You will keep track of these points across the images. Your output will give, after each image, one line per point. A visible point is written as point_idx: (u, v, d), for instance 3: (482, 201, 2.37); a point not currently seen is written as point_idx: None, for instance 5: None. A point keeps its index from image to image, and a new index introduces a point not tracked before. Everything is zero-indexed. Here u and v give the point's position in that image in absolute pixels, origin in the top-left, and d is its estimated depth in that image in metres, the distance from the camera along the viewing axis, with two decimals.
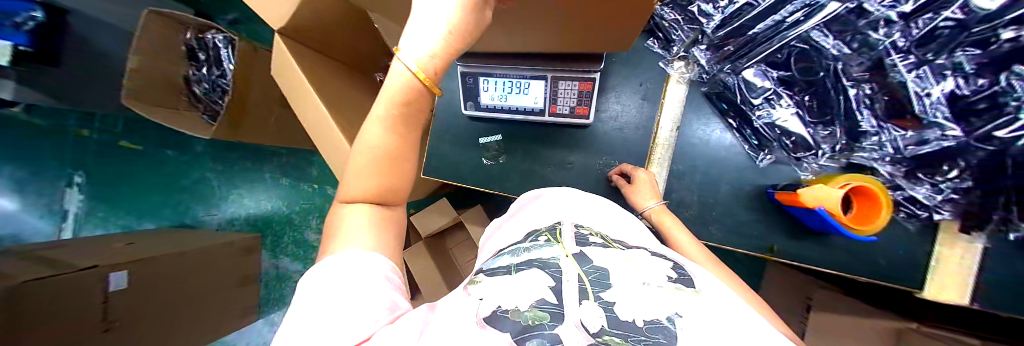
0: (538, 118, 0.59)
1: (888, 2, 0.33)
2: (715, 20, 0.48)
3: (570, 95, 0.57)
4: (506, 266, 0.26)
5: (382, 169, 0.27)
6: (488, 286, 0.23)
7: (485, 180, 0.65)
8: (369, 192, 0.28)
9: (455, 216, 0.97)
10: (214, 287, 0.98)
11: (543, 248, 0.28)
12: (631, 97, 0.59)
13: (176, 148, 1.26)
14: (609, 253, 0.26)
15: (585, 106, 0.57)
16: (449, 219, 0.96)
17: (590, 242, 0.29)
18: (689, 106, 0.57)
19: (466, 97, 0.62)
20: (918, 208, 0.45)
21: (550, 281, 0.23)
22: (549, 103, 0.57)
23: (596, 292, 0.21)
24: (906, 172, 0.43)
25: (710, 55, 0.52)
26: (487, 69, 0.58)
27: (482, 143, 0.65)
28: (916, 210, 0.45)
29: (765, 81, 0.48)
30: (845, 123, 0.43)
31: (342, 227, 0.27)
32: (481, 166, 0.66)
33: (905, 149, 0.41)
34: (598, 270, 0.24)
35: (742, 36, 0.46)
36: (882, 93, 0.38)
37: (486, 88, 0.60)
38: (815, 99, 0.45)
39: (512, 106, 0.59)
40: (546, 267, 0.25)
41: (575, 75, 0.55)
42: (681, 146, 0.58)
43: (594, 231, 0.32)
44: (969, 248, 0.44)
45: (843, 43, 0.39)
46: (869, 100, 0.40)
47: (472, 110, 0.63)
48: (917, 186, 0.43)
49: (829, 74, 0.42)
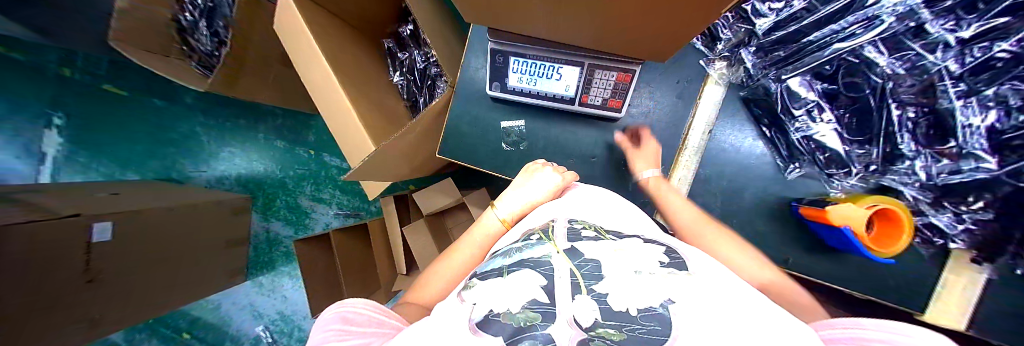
0: (565, 106, 0.56)
1: (949, 25, 0.33)
2: (766, 23, 0.46)
3: (605, 86, 0.53)
4: (498, 269, 0.24)
5: (449, 282, 0.43)
6: (483, 290, 0.21)
7: (502, 166, 0.63)
8: (435, 295, 0.42)
9: (458, 197, 0.94)
10: (200, 248, 0.95)
11: (536, 246, 0.26)
12: (666, 94, 0.57)
13: (165, 97, 1.18)
14: (599, 245, 0.25)
15: (618, 99, 0.54)
16: (451, 199, 0.94)
17: (582, 236, 0.28)
18: (726, 112, 0.55)
19: (493, 77, 0.58)
20: (934, 235, 0.45)
21: (542, 280, 0.21)
22: (581, 92, 0.54)
23: (587, 285, 0.20)
24: (928, 196, 0.43)
25: (756, 59, 0.49)
26: (520, 49, 0.54)
27: (504, 126, 0.63)
28: (933, 237, 0.45)
29: (811, 92, 0.45)
30: (885, 143, 0.42)
31: (414, 297, 0.43)
32: (498, 150, 0.63)
33: (937, 176, 0.40)
34: (590, 263, 0.22)
35: (795, 42, 0.45)
36: (931, 116, 0.38)
37: (515, 70, 0.56)
38: (856, 116, 0.44)
39: (540, 91, 0.56)
40: (536, 266, 0.22)
41: (611, 66, 0.51)
42: (710, 152, 0.56)
43: (588, 224, 0.32)
44: (969, 275, 0.45)
45: (896, 61, 0.38)
46: (921, 122, 0.39)
47: (497, 92, 0.59)
48: (943, 215, 0.43)
49: (874, 92, 0.41)
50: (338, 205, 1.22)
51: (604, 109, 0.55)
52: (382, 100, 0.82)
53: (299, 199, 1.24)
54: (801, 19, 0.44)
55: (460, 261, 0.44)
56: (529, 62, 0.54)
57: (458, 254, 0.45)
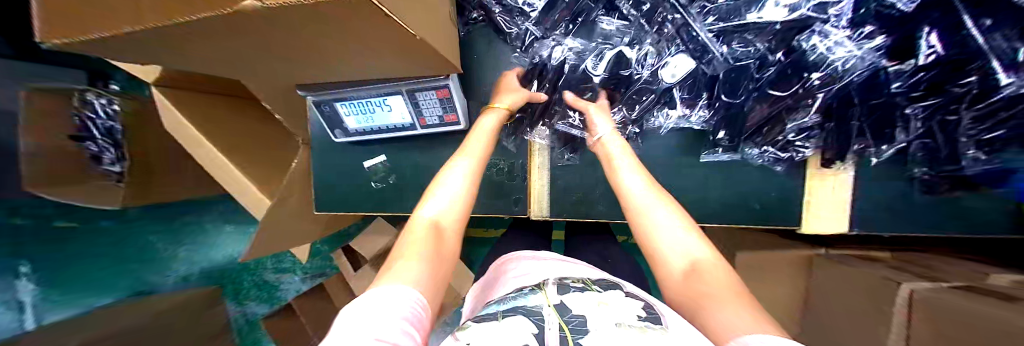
0: (410, 134, 0.46)
1: (875, 47, 0.28)
2: (644, 76, 0.38)
3: (432, 106, 0.42)
4: (492, 313, 0.20)
5: (439, 249, 0.25)
6: (475, 331, 0.16)
7: (375, 208, 0.51)
8: (449, 219, 0.28)
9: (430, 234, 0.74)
10: (180, 343, 0.63)
11: (527, 297, 0.22)
12: (432, 109, 0.42)
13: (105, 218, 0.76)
14: (581, 297, 0.20)
15: (452, 114, 0.43)
16: None
17: (569, 287, 0.23)
18: (482, 79, 0.47)
19: (330, 125, 0.46)
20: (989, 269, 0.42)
21: (533, 327, 0.16)
22: (415, 116, 0.43)
23: (575, 339, 0.14)
24: (793, 149, 0.39)
25: (709, 116, 0.40)
26: (337, 95, 0.41)
27: (365, 167, 0.50)
28: None
29: (768, 157, 0.41)
30: (873, 141, 0.36)
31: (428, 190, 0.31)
32: (367, 191, 0.51)
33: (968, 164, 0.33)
34: (577, 318, 0.17)
35: (671, 95, 0.40)
36: (787, 73, 0.32)
37: (348, 113, 0.44)
38: (828, 138, 0.37)
39: (383, 126, 0.44)
40: (529, 314, 0.18)
41: (426, 83, 0.38)
42: (564, 196, 0.49)
43: (576, 278, 0.26)
44: (911, 178, 0.41)
45: (807, 134, 0.37)
46: (753, 62, 0.33)
47: (345, 138, 0.47)
48: (799, 138, 0.37)
49: (861, 123, 0.35)
50: (304, 269, 0.94)
51: (445, 127, 0.45)
52: (228, 170, 0.50)
53: (268, 270, 0.92)
54: (509, 47, 0.45)
55: (461, 190, 0.30)
56: (354, 104, 0.42)
57: (454, 173, 0.31)
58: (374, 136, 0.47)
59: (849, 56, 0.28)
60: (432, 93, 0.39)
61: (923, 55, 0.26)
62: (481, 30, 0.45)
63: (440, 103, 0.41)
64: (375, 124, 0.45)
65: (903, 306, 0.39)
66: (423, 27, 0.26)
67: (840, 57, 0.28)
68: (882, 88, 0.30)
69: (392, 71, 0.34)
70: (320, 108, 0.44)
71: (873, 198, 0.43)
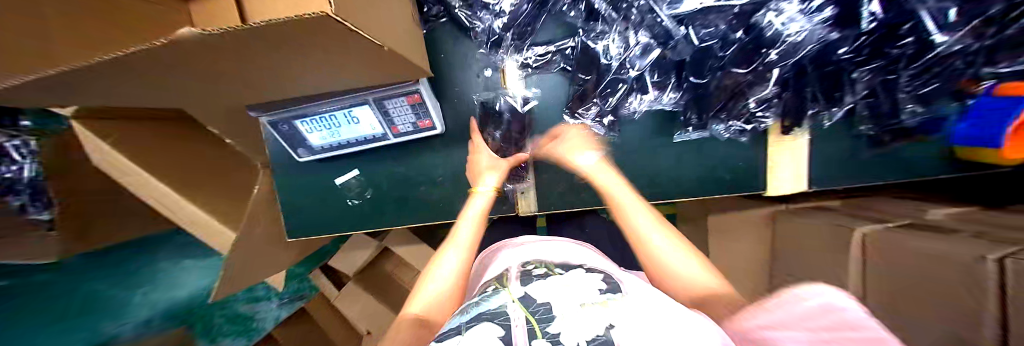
0: (382, 144, 0.43)
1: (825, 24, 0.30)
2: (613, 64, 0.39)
3: (403, 113, 0.40)
4: (457, 325, 0.19)
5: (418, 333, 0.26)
6: None
7: (353, 224, 0.49)
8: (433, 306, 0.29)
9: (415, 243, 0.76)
10: None
11: (491, 298, 0.21)
12: (404, 115, 0.40)
13: None
14: (544, 285, 0.20)
15: (425, 119, 0.42)
16: None
17: (533, 276, 0.23)
18: (454, 79, 0.45)
19: (292, 144, 0.43)
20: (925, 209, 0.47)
21: (499, 330, 0.16)
22: (386, 125, 0.41)
23: (543, 328, 0.15)
24: (756, 120, 0.41)
25: (677, 98, 0.41)
26: (295, 109, 0.38)
27: (338, 184, 0.47)
28: None
29: (732, 131, 0.43)
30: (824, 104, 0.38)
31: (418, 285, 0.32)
32: (343, 208, 0.48)
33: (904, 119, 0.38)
34: (544, 305, 0.18)
35: (639, 80, 0.40)
36: (748, 49, 0.33)
37: (311, 129, 0.41)
38: (785, 107, 0.40)
39: (352, 139, 0.42)
40: (494, 317, 0.18)
41: (393, 90, 0.36)
42: (549, 189, 0.50)
43: (540, 264, 0.26)
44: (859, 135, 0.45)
45: (767, 106, 0.39)
46: (716, 43, 0.34)
47: (309, 156, 0.45)
48: (759, 110, 0.39)
49: (812, 91, 0.37)
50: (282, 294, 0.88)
51: (421, 134, 0.43)
52: None
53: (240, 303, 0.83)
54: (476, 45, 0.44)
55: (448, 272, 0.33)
56: (316, 119, 0.39)
57: (446, 257, 0.35)
58: (344, 149, 0.44)
59: (801, 31, 0.30)
60: (403, 99, 0.38)
61: (866, 21, 0.29)
62: (447, 29, 0.44)
63: (410, 106, 0.39)
64: (344, 137, 0.42)
65: (857, 248, 0.42)
66: (383, 33, 0.25)
67: (793, 32, 0.30)
68: (831, 56, 0.33)
69: (355, 81, 0.32)
70: (278, 127, 0.40)
71: (827, 157, 0.46)
